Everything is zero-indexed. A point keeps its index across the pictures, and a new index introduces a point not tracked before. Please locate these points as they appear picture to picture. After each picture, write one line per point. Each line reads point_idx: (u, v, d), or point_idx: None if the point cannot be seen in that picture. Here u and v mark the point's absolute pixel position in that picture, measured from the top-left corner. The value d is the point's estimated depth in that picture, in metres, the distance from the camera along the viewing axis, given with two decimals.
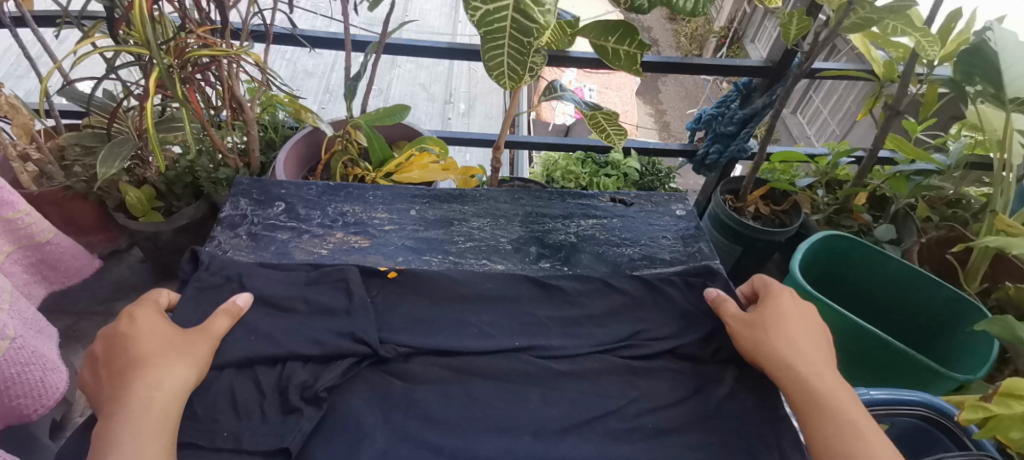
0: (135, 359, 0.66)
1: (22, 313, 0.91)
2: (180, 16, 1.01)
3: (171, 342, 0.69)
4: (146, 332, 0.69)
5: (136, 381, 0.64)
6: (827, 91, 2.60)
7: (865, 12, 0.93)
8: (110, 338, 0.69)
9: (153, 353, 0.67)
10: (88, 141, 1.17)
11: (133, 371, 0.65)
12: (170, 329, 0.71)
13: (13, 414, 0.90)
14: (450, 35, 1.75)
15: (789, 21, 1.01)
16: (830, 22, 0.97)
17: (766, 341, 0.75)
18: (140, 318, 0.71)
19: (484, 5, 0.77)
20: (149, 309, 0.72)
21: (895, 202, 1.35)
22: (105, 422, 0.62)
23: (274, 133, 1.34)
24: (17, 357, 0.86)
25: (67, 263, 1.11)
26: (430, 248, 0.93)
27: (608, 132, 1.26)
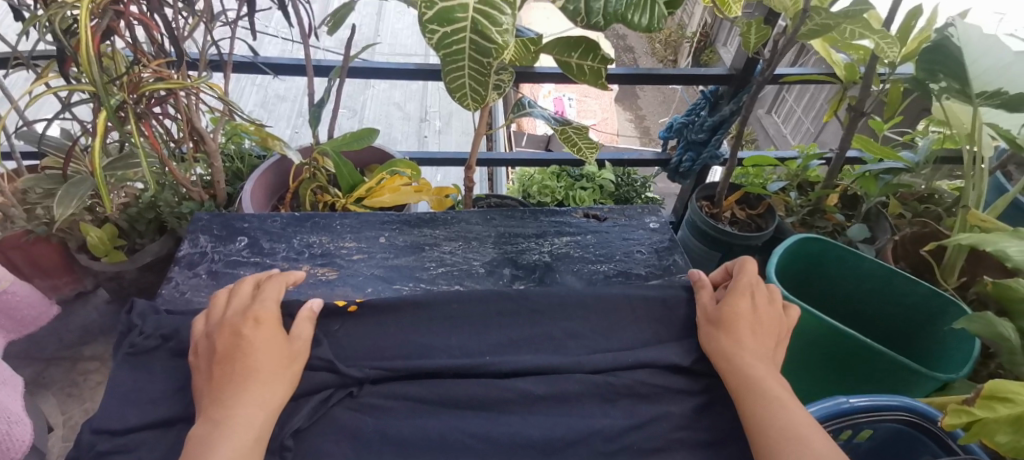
0: (240, 368, 0.65)
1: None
2: (133, 50, 0.99)
3: (275, 335, 0.70)
4: (270, 330, 0.70)
5: (240, 392, 0.63)
6: (800, 90, 2.63)
7: (821, 18, 0.93)
8: (235, 341, 0.67)
9: (247, 342, 0.67)
10: (45, 184, 1.12)
11: (236, 363, 0.65)
12: (286, 346, 0.69)
13: None
14: (420, 54, 1.75)
15: (749, 30, 1.01)
16: (789, 29, 0.97)
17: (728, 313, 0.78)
18: (217, 321, 0.71)
19: (442, 28, 0.75)
20: (271, 311, 0.72)
21: (867, 201, 1.37)
22: (203, 428, 0.60)
23: (241, 163, 1.32)
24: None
25: (23, 311, 1.08)
26: (400, 277, 0.90)
27: (580, 146, 1.25)
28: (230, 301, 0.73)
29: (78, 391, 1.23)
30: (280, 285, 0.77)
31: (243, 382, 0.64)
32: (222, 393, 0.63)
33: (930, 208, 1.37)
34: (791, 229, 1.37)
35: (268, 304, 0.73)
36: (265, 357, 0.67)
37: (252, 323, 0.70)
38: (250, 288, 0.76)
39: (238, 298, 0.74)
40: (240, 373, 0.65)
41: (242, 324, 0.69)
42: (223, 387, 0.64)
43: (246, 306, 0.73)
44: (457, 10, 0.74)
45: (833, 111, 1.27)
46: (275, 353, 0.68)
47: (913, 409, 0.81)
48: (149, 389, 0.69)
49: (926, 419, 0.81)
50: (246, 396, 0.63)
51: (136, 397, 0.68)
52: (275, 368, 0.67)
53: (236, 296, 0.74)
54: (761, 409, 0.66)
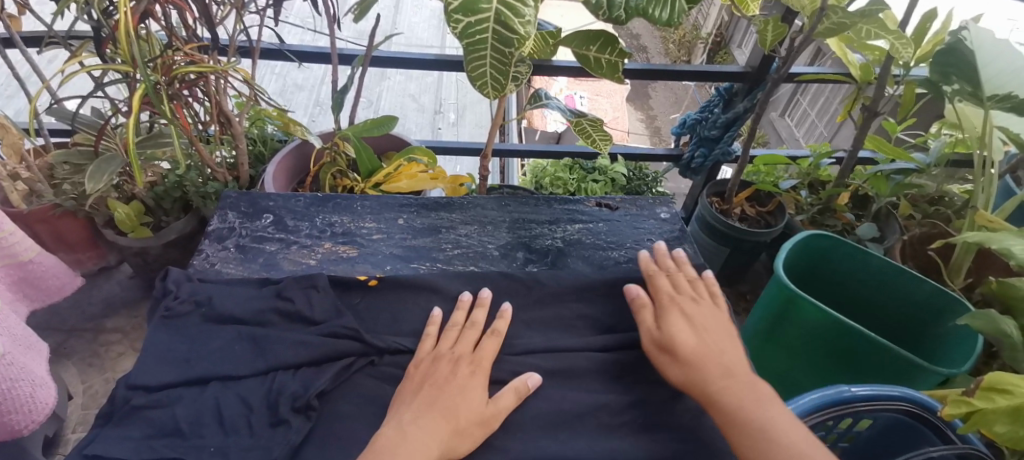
0: (436, 405, 0.68)
1: (9, 330, 0.90)
2: (167, 34, 1.03)
3: (484, 385, 0.71)
4: (481, 379, 0.72)
5: (426, 428, 0.65)
6: (814, 94, 2.65)
7: (837, 18, 0.95)
8: (443, 380, 0.70)
9: (445, 381, 0.70)
10: (76, 159, 1.17)
11: (438, 399, 0.68)
12: (484, 399, 0.70)
13: (5, 431, 0.91)
14: (438, 47, 1.78)
15: (766, 28, 1.04)
16: (805, 28, 1.00)
17: (674, 333, 0.77)
18: (441, 351, 0.75)
19: (466, 17, 0.79)
20: (489, 364, 0.74)
21: (877, 201, 1.39)
22: (382, 446, 0.63)
23: (264, 147, 1.36)
24: (7, 373, 0.87)
25: (48, 281, 1.12)
26: (418, 257, 0.94)
27: (594, 138, 1.28)
28: (424, 342, 0.76)
29: (99, 362, 1.28)
30: (497, 335, 0.78)
31: (429, 418, 0.66)
32: (421, 418, 0.66)
33: (940, 210, 1.38)
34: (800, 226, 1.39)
35: (489, 355, 0.75)
36: (464, 401, 0.69)
37: (469, 372, 0.72)
38: (475, 334, 0.78)
39: (461, 341, 0.76)
40: (436, 409, 0.67)
41: (461, 368, 0.72)
42: (423, 414, 0.67)
43: (432, 349, 0.75)
44: (482, 1, 0.78)
45: (847, 111, 1.30)
46: (477, 403, 0.69)
47: (913, 399, 0.83)
48: (181, 351, 0.73)
49: (926, 409, 0.84)
50: (439, 432, 0.65)
51: (169, 358, 0.72)
52: (469, 411, 0.68)
53: (438, 339, 0.77)
54: (751, 440, 0.65)
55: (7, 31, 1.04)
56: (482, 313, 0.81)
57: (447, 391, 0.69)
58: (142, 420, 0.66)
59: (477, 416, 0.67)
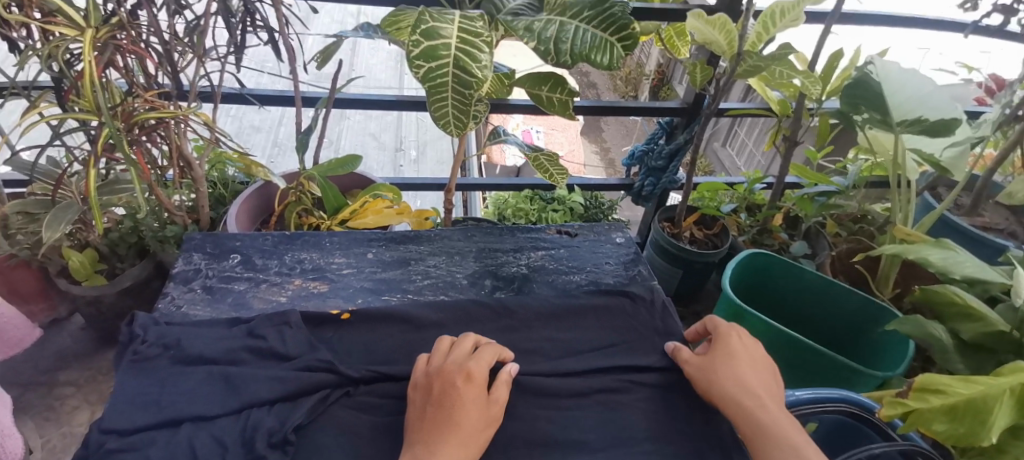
0: (444, 423, 0.68)
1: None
2: (128, 82, 1.04)
3: (481, 388, 0.72)
4: (480, 384, 0.72)
5: (438, 448, 0.65)
6: (752, 124, 2.82)
7: (753, 60, 1.06)
8: (443, 395, 0.70)
9: (446, 396, 0.70)
10: (31, 208, 1.17)
11: (444, 415, 0.68)
12: (485, 407, 0.71)
13: None
14: (396, 87, 1.83)
15: (694, 70, 1.13)
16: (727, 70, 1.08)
17: (719, 381, 0.77)
18: (434, 369, 0.74)
19: (427, 63, 0.84)
20: (483, 369, 0.74)
21: (805, 220, 1.49)
22: None
23: (225, 189, 1.37)
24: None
25: (9, 333, 1.10)
26: (388, 289, 0.96)
27: (551, 172, 1.34)
28: (421, 364, 0.77)
29: (54, 416, 1.23)
30: (490, 346, 0.79)
31: (440, 435, 0.67)
32: (433, 440, 0.66)
33: (864, 227, 1.49)
34: (742, 246, 1.48)
35: (484, 361, 0.75)
36: (467, 414, 0.69)
37: (465, 378, 0.72)
38: (469, 345, 0.78)
39: (455, 353, 0.76)
40: (445, 426, 0.67)
41: (457, 377, 0.71)
42: (433, 435, 0.67)
43: (427, 367, 0.75)
44: (441, 48, 0.83)
45: (772, 141, 1.40)
46: (478, 413, 0.70)
47: (853, 401, 0.89)
48: (153, 393, 0.73)
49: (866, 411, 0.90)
50: (452, 449, 0.66)
51: (141, 401, 0.72)
52: (472, 422, 0.69)
53: (434, 353, 0.77)
54: None
55: None
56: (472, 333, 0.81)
57: (453, 406, 0.69)
58: None
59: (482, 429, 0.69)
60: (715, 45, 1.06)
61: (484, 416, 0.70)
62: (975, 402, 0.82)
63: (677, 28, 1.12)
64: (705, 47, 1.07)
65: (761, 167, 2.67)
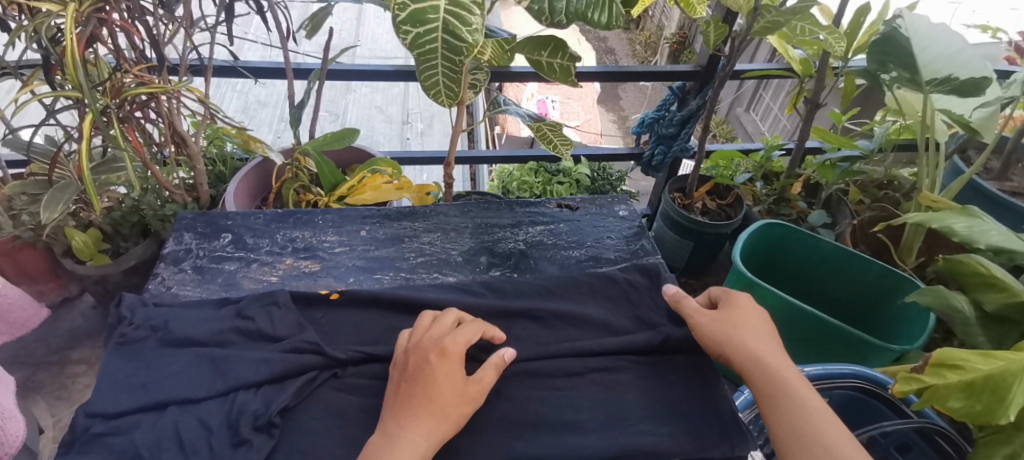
0: (414, 398, 0.66)
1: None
2: (114, 57, 0.99)
3: (459, 364, 0.70)
4: (456, 358, 0.70)
5: (405, 424, 0.64)
6: (777, 88, 2.71)
7: (772, 16, 0.99)
8: (415, 370, 0.68)
9: (416, 371, 0.68)
10: (33, 189, 1.11)
11: (415, 390, 0.66)
12: (461, 381, 0.69)
13: None
14: (401, 58, 1.78)
15: (708, 29, 1.06)
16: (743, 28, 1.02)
17: (730, 337, 0.75)
18: (412, 343, 0.72)
19: (415, 28, 0.79)
20: (459, 344, 0.71)
21: (826, 188, 1.42)
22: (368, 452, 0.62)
23: (224, 166, 1.32)
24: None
25: (15, 314, 1.07)
26: (381, 267, 0.94)
27: (555, 143, 1.29)
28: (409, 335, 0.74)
29: (67, 394, 1.19)
30: (476, 322, 0.76)
31: (410, 411, 0.65)
32: (402, 413, 0.65)
33: (889, 194, 1.42)
34: (757, 216, 1.42)
35: (461, 335, 0.72)
36: (439, 389, 0.67)
37: (439, 353, 0.69)
38: (451, 319, 0.76)
39: (436, 325, 0.74)
40: (415, 401, 0.66)
41: (432, 353, 0.69)
42: (404, 409, 0.66)
43: (412, 337, 0.74)
44: (428, 11, 0.78)
45: (793, 104, 1.32)
46: (454, 387, 0.68)
47: (865, 376, 0.87)
48: (139, 376, 0.71)
49: (880, 386, 0.87)
50: (421, 424, 0.64)
51: (127, 384, 0.70)
52: (448, 395, 0.66)
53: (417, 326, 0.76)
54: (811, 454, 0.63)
55: None
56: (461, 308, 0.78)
57: (424, 381, 0.67)
58: (99, 448, 0.64)
59: (460, 402, 0.67)
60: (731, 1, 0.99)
61: (464, 392, 0.68)
62: (994, 378, 0.77)
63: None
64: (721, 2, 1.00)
65: (786, 132, 2.57)
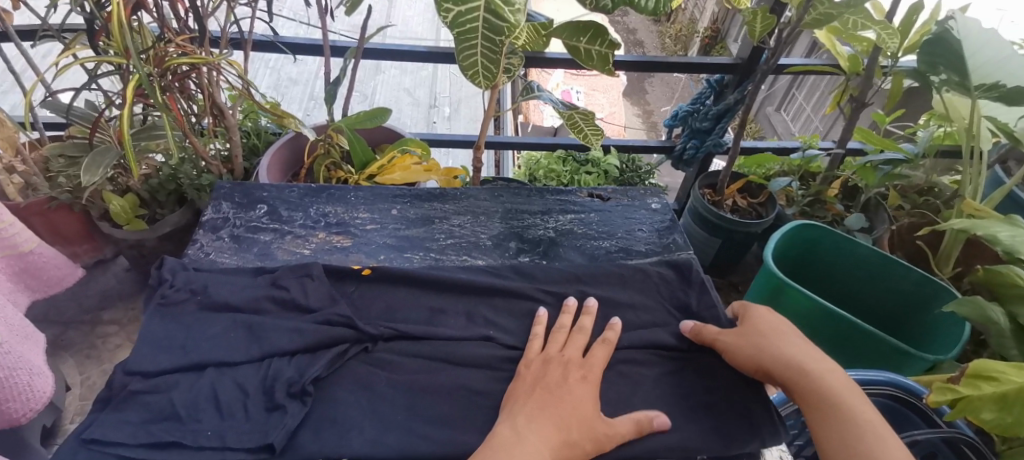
0: (548, 410, 0.67)
1: (9, 320, 0.89)
2: (159, 25, 0.97)
3: (594, 392, 0.71)
4: (592, 385, 0.72)
5: (535, 434, 0.65)
6: (811, 87, 2.64)
7: (824, 8, 0.96)
8: (551, 385, 0.70)
9: (558, 385, 0.70)
10: (71, 151, 1.11)
11: (552, 402, 0.68)
12: (594, 404, 0.70)
13: (3, 419, 0.89)
14: (431, 40, 1.76)
15: (754, 19, 1.02)
16: (792, 20, 1.00)
17: (773, 352, 0.74)
18: (547, 358, 0.74)
19: (456, 7, 0.79)
20: (598, 371, 0.74)
21: (866, 191, 1.40)
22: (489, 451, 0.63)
23: (258, 140, 1.30)
24: (6, 363, 0.86)
25: (50, 272, 1.03)
26: (412, 246, 0.95)
27: (586, 132, 1.28)
28: (538, 341, 0.77)
29: (96, 353, 1.19)
30: (607, 345, 0.78)
31: (542, 422, 0.66)
32: (536, 423, 0.66)
33: (929, 201, 1.39)
34: (792, 218, 1.40)
35: (599, 361, 0.75)
36: (577, 408, 0.68)
37: (580, 377, 0.72)
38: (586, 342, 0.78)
39: (570, 345, 0.77)
40: (548, 413, 0.67)
41: (573, 373, 0.72)
42: (535, 415, 0.67)
43: (545, 347, 0.77)
44: None
45: (837, 102, 1.31)
46: (589, 408, 0.69)
47: (899, 384, 0.85)
48: (179, 337, 0.72)
49: (909, 394, 0.86)
50: (554, 437, 0.65)
51: (166, 345, 0.71)
52: (579, 413, 0.68)
53: (548, 338, 0.78)
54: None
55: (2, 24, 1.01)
56: (588, 321, 0.80)
57: (561, 396, 0.69)
58: (139, 405, 0.65)
59: (593, 425, 0.67)
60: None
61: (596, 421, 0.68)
62: None
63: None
64: None
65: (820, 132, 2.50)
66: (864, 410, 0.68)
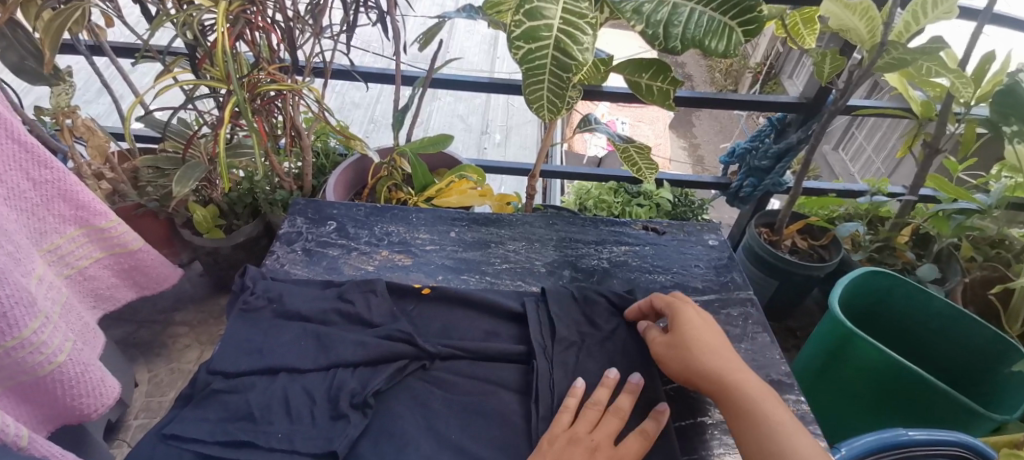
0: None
1: (75, 321, 0.85)
2: (254, 56, 1.04)
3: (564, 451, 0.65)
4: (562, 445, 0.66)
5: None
6: (871, 127, 2.58)
7: (898, 52, 0.97)
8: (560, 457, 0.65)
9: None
10: (163, 164, 1.16)
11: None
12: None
13: (72, 415, 0.82)
14: (486, 71, 1.81)
15: (823, 61, 1.02)
16: (864, 62, 1.01)
17: (687, 356, 0.74)
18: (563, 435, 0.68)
19: (527, 44, 0.80)
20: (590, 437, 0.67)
21: (938, 241, 1.33)
22: None
23: (326, 160, 1.37)
24: (80, 357, 0.80)
25: (155, 270, 1.02)
26: (467, 268, 0.98)
27: (640, 166, 1.29)
28: (601, 456, 0.65)
29: (166, 352, 1.26)
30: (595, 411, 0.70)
31: None
32: None
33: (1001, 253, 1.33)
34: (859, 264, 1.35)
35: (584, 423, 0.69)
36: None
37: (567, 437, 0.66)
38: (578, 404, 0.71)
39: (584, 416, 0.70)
40: None
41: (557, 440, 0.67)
42: None
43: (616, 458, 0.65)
44: (542, 29, 0.79)
45: (907, 146, 1.28)
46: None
47: (970, 445, 0.79)
48: (257, 341, 0.77)
49: (980, 456, 0.79)
50: None
51: (244, 348, 0.76)
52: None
53: (596, 424, 0.69)
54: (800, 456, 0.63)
55: (96, 41, 1.09)
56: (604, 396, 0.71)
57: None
58: (218, 403, 0.70)
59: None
60: (854, 33, 0.97)
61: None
62: None
63: (805, 14, 0.99)
64: (842, 33, 0.99)
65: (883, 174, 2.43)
66: (781, 435, 0.65)
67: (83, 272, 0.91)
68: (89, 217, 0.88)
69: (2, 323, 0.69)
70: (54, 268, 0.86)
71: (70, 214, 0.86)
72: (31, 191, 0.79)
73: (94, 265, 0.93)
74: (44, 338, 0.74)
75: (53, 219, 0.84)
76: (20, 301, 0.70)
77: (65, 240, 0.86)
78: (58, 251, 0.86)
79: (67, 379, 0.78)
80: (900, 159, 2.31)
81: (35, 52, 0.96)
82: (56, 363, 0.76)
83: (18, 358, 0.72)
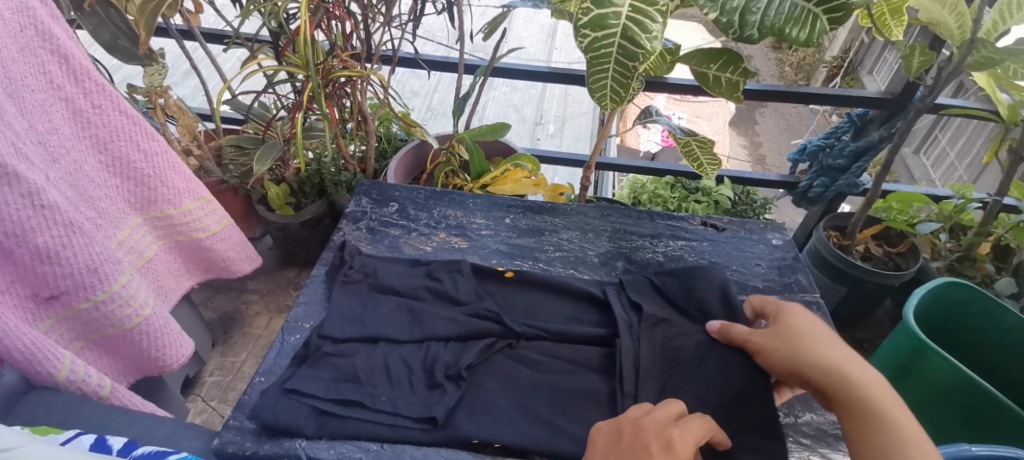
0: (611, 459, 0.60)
1: (156, 279, 0.92)
2: (330, 42, 1.08)
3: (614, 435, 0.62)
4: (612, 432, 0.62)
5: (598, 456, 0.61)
6: (956, 131, 2.44)
7: (987, 51, 0.91)
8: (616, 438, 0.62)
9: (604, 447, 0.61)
10: (247, 144, 1.22)
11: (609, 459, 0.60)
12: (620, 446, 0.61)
13: (156, 365, 0.87)
14: (542, 60, 1.81)
15: (911, 54, 0.97)
16: (953, 58, 0.96)
17: (806, 344, 0.70)
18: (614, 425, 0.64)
19: (593, 32, 0.81)
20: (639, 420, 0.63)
21: (1020, 253, 1.25)
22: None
23: (388, 144, 1.41)
24: (162, 312, 0.86)
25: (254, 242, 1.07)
26: (521, 255, 0.99)
27: (701, 161, 1.28)
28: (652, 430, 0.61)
29: (239, 317, 1.34)
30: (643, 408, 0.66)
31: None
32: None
33: None
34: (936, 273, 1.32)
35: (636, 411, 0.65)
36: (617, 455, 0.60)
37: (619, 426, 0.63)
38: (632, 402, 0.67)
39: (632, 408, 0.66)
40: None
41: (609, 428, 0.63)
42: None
43: (664, 427, 0.62)
44: (610, 17, 0.79)
45: (994, 151, 1.21)
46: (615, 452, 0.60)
47: None
48: None
49: None
50: None
51: None
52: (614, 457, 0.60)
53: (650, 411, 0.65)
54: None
55: (186, 25, 1.15)
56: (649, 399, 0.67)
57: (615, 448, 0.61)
58: None
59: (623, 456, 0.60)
60: (943, 27, 0.94)
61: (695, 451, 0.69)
62: None
63: (892, 5, 0.94)
64: (931, 28, 0.96)
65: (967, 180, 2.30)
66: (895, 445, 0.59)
67: (200, 242, 0.95)
68: (198, 188, 0.93)
69: (93, 277, 0.74)
70: (162, 233, 0.91)
71: (183, 186, 0.91)
72: (143, 162, 0.84)
73: (213, 238, 0.97)
74: (129, 292, 0.80)
75: (167, 191, 0.88)
76: (108, 258, 0.75)
77: (179, 211, 0.91)
78: (172, 219, 0.91)
79: (152, 331, 0.84)
80: (984, 165, 2.17)
81: (128, 32, 1.02)
82: (141, 316, 0.82)
83: (107, 312, 0.78)
